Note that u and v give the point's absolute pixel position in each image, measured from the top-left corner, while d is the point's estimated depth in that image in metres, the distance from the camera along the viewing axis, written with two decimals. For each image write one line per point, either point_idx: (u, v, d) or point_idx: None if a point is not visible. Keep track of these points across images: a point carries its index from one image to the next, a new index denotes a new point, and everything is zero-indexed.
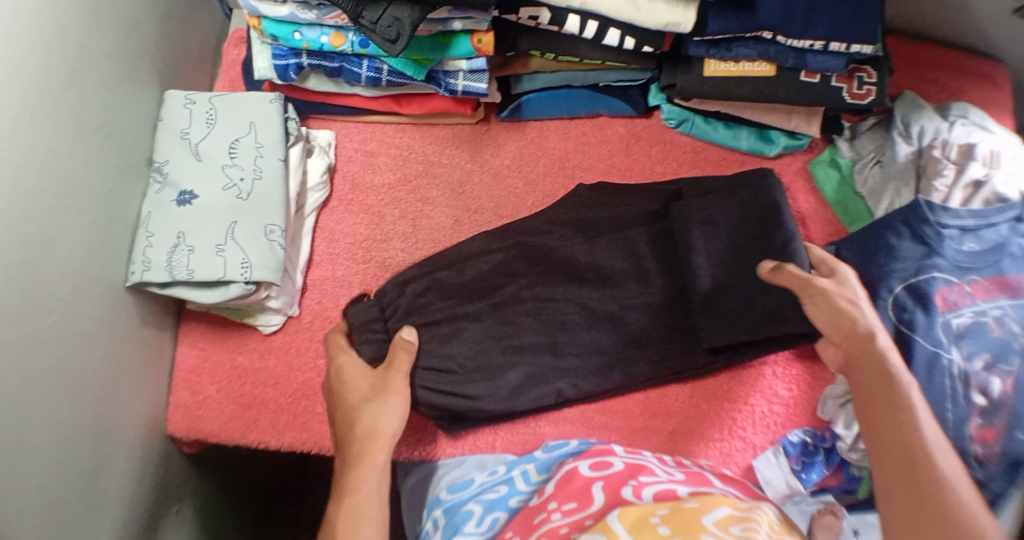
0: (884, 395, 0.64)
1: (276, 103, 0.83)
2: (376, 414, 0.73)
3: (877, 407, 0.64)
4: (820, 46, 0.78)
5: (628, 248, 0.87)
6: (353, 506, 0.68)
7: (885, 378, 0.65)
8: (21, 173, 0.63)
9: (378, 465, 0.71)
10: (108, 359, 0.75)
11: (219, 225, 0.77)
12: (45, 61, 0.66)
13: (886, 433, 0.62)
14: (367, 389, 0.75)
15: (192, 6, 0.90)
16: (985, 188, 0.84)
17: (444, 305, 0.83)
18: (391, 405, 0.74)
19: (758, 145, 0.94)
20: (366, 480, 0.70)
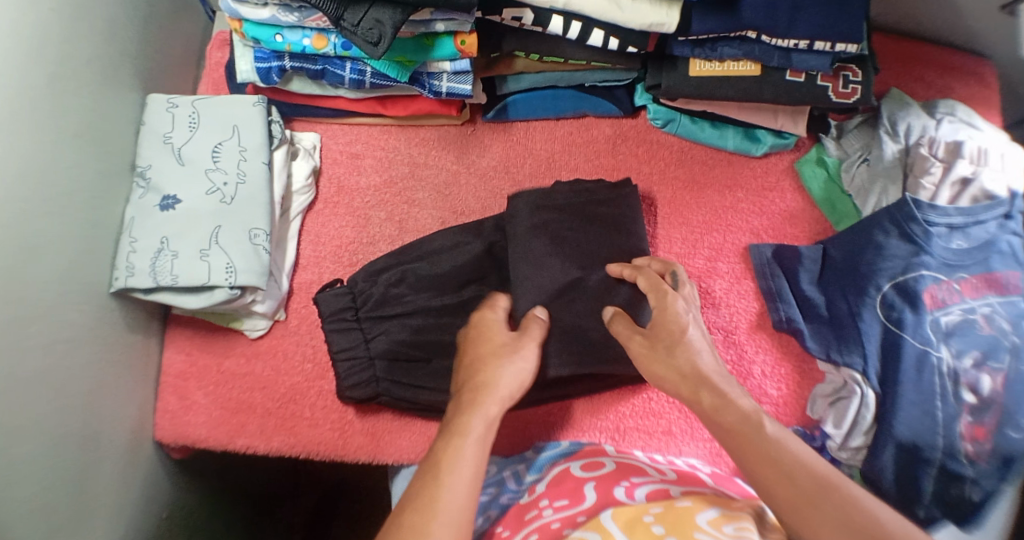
0: (749, 439, 0.63)
1: (259, 106, 0.83)
2: (499, 367, 0.71)
3: (750, 454, 0.62)
4: (804, 45, 0.78)
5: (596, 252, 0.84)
6: (458, 446, 0.63)
7: (740, 425, 0.64)
8: (2, 179, 0.63)
9: (488, 414, 0.67)
10: (94, 365, 0.74)
11: (203, 230, 0.77)
12: (26, 66, 0.66)
13: (773, 478, 0.60)
14: (507, 346, 0.74)
15: (176, 9, 0.90)
16: (972, 186, 0.85)
17: (421, 298, 0.84)
18: (515, 363, 0.72)
19: (743, 145, 0.94)
20: (470, 423, 0.65)
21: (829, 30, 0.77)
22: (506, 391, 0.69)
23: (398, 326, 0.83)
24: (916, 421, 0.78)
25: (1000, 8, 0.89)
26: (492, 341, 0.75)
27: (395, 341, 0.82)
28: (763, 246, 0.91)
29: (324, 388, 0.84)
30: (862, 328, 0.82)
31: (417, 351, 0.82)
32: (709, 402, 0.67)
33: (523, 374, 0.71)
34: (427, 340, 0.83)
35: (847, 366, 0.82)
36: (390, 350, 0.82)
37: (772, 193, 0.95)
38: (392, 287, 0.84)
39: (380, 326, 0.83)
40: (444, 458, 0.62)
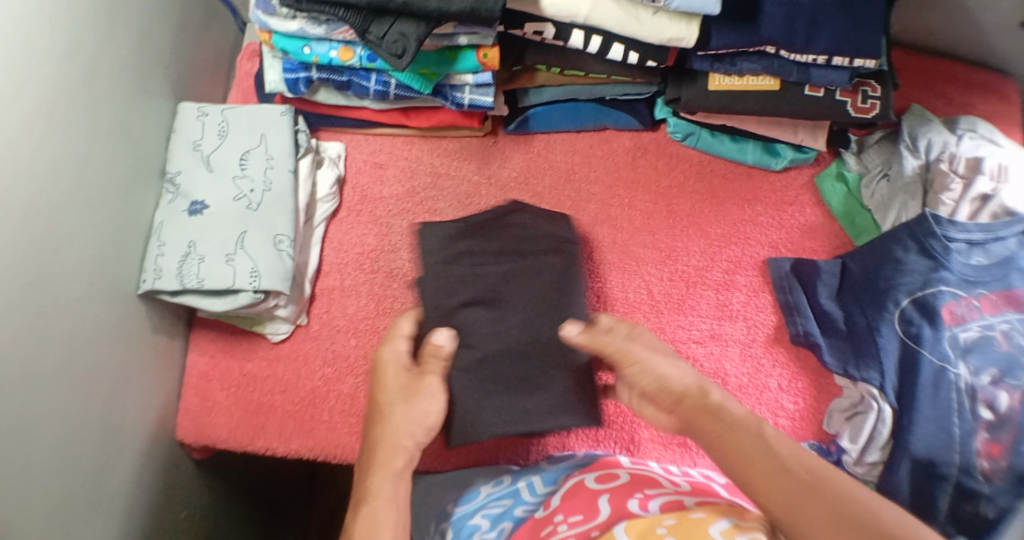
0: (739, 441, 0.63)
1: (286, 115, 0.84)
2: (411, 407, 0.72)
3: (737, 457, 0.62)
4: (823, 61, 0.78)
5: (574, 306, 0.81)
6: (375, 500, 0.66)
7: (737, 430, 0.64)
8: (39, 182, 0.65)
9: (396, 469, 0.69)
10: (119, 363, 0.76)
11: (229, 235, 0.79)
12: (63, 73, 0.68)
13: (752, 468, 0.61)
14: (401, 385, 0.74)
15: (208, 21, 0.92)
16: (992, 202, 0.84)
17: (485, 292, 0.81)
18: (424, 406, 0.72)
19: (764, 159, 0.94)
20: (383, 485, 0.67)
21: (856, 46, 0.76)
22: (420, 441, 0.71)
23: (469, 315, 0.80)
24: (933, 437, 0.78)
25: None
26: (398, 378, 0.74)
27: (468, 328, 0.80)
28: (781, 259, 0.91)
29: (343, 392, 0.85)
30: (880, 343, 0.82)
31: (485, 346, 0.79)
32: (714, 402, 0.68)
33: (433, 419, 0.73)
34: (494, 341, 0.80)
35: (864, 380, 0.82)
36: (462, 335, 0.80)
37: (791, 207, 0.95)
38: (467, 272, 0.82)
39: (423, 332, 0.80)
40: (364, 514, 0.65)
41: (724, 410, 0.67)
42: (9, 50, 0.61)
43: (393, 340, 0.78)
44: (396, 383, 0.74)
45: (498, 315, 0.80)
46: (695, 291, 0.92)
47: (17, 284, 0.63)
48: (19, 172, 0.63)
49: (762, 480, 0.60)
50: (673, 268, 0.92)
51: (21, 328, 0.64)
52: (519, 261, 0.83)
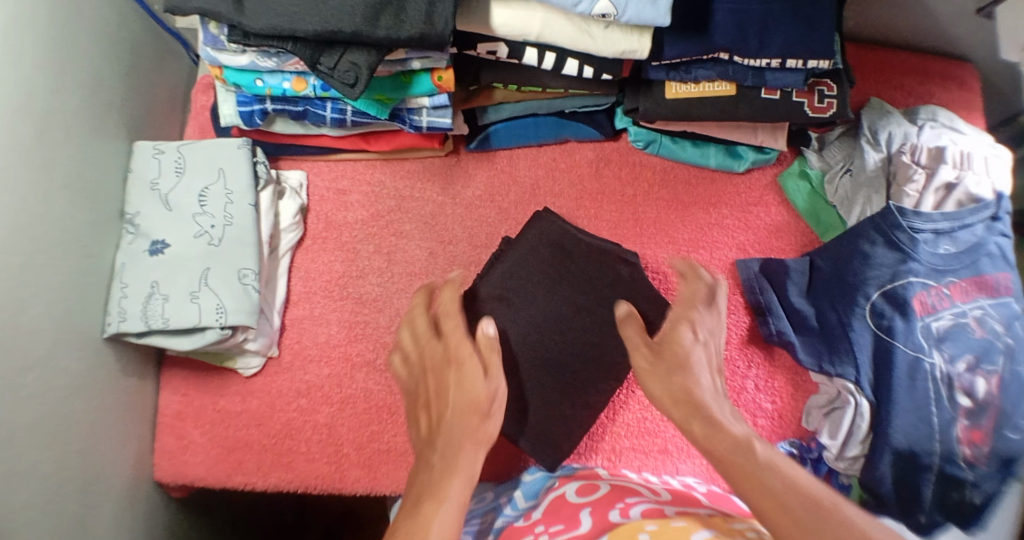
0: (742, 466, 0.62)
1: (244, 148, 0.83)
2: (474, 414, 0.69)
3: (742, 482, 0.61)
4: (777, 64, 0.78)
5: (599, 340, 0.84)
6: (437, 509, 0.60)
7: (736, 456, 0.63)
8: None
9: (466, 474, 0.64)
10: (91, 410, 0.75)
11: (193, 272, 0.78)
12: (15, 121, 0.66)
13: (758, 493, 0.59)
14: (479, 385, 0.71)
15: (161, 55, 0.90)
16: (957, 190, 0.85)
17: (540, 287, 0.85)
18: (483, 387, 0.71)
19: (725, 162, 0.94)
20: (451, 485, 0.62)
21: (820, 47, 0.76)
22: (480, 449, 0.67)
23: (518, 282, 0.84)
24: (913, 428, 0.79)
25: (977, 12, 0.90)
26: (468, 381, 0.71)
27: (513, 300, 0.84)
28: (750, 261, 0.92)
29: (319, 422, 0.85)
30: (853, 338, 0.82)
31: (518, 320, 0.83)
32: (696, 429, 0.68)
33: (489, 400, 0.71)
34: (529, 317, 0.83)
35: (840, 376, 0.82)
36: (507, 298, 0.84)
37: (757, 208, 0.96)
38: (542, 261, 0.86)
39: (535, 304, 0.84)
40: (427, 521, 0.59)
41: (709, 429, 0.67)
42: None
43: (461, 335, 0.76)
44: (464, 385, 0.71)
45: (541, 304, 0.84)
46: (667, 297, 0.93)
47: None
48: None
49: (772, 503, 0.57)
50: None
51: None
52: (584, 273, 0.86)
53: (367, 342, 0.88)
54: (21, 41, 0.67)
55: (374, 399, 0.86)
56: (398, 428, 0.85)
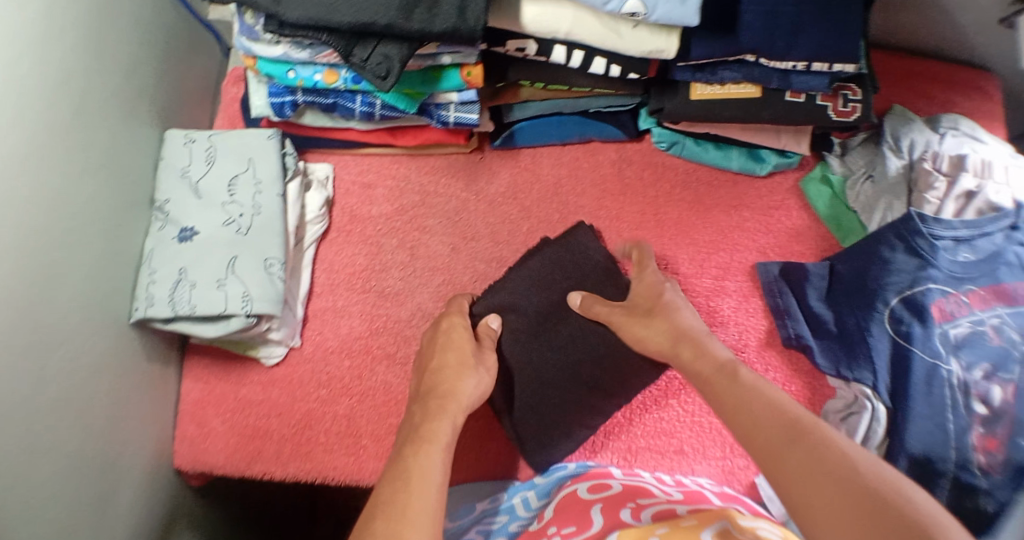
0: (726, 391, 0.66)
1: (274, 138, 0.84)
2: (463, 373, 0.74)
3: (729, 412, 0.65)
4: (803, 67, 0.77)
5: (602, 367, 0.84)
6: (427, 452, 0.64)
7: (733, 391, 0.66)
8: (32, 216, 0.65)
9: (453, 421, 0.69)
10: (116, 393, 0.76)
11: (220, 260, 0.79)
12: (53, 103, 0.67)
13: (744, 419, 0.63)
14: (472, 357, 0.77)
15: (195, 47, 0.92)
16: (977, 198, 0.85)
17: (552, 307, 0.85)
18: (478, 375, 0.76)
19: (748, 165, 0.95)
20: (438, 429, 0.67)
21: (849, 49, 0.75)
22: (467, 403, 0.72)
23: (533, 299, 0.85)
24: (928, 435, 0.79)
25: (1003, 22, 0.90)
26: (461, 350, 0.77)
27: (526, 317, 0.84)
28: (770, 264, 0.92)
29: (339, 412, 0.85)
30: (872, 343, 0.82)
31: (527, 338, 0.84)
32: (690, 354, 0.72)
33: (481, 387, 0.75)
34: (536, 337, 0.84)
35: (857, 381, 0.82)
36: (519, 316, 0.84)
37: (778, 212, 0.96)
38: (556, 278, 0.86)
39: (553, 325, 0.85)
40: (416, 461, 0.63)
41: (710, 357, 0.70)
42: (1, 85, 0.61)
43: (456, 312, 0.82)
44: (457, 353, 0.77)
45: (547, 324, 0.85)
46: (685, 298, 0.93)
47: (15, 320, 0.63)
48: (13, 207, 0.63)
49: (752, 427, 0.61)
50: None
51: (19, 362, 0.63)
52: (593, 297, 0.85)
53: (389, 336, 0.88)
54: (61, 25, 0.68)
55: (395, 391, 0.86)
56: None
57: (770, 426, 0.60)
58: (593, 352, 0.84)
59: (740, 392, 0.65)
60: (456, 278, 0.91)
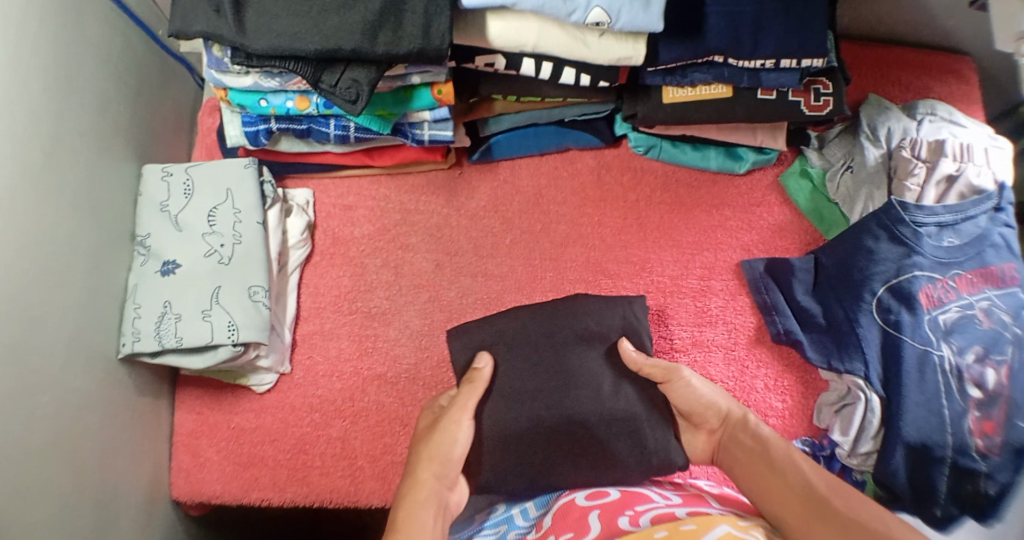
0: (761, 463, 0.66)
1: (251, 167, 0.84)
2: (430, 448, 0.72)
3: (758, 481, 0.65)
4: (771, 65, 0.77)
5: (616, 411, 0.78)
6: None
7: (761, 450, 0.67)
8: (6, 259, 0.65)
9: (425, 506, 0.67)
10: (106, 430, 0.76)
11: (204, 291, 0.79)
12: (21, 148, 0.67)
13: (775, 489, 0.63)
14: (438, 430, 0.75)
15: (167, 80, 0.92)
16: (958, 182, 0.85)
17: (570, 350, 0.81)
18: (447, 442, 0.73)
19: (727, 163, 0.95)
20: (409, 517, 0.65)
21: (815, 45, 0.75)
22: (434, 476, 0.70)
23: (552, 341, 0.81)
24: (924, 421, 0.79)
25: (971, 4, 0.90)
26: (428, 430, 0.76)
27: (540, 357, 0.80)
28: (755, 261, 0.92)
29: (332, 435, 0.85)
30: (861, 334, 0.82)
31: (536, 382, 0.79)
32: (744, 418, 0.71)
33: (452, 454, 0.72)
34: (546, 380, 0.79)
35: (849, 373, 0.82)
36: (532, 359, 0.80)
37: (759, 208, 0.96)
38: (581, 326, 0.82)
39: (555, 359, 0.80)
40: None
41: (750, 426, 0.70)
42: None
43: (429, 407, 0.81)
44: (428, 433, 0.75)
45: (561, 367, 0.80)
46: (671, 301, 0.93)
47: None
48: None
49: (788, 503, 0.62)
50: (647, 282, 0.93)
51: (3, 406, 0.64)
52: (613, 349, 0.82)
53: (377, 356, 0.89)
54: (26, 69, 0.68)
55: (387, 411, 0.86)
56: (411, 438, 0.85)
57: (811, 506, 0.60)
58: (610, 398, 0.79)
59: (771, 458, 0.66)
60: (441, 294, 0.92)
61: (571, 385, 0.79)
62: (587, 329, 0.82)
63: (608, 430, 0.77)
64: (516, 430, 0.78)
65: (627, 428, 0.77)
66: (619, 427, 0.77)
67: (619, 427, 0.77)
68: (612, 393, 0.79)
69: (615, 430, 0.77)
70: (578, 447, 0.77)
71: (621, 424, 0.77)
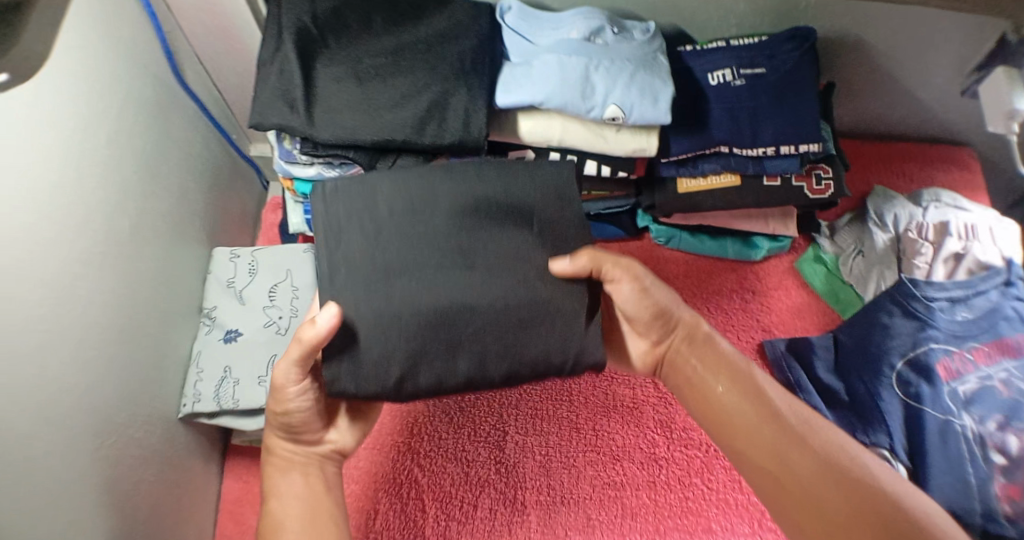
0: (744, 409, 0.66)
1: (308, 251, 0.95)
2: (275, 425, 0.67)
3: (722, 417, 0.67)
4: (772, 152, 0.86)
5: (498, 295, 0.62)
6: None
7: (750, 396, 0.66)
8: (94, 309, 0.72)
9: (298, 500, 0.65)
10: (160, 485, 0.80)
11: (261, 358, 0.87)
12: (114, 216, 0.76)
13: (754, 432, 0.64)
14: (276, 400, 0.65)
15: (238, 181, 1.06)
16: (966, 259, 0.92)
17: (472, 225, 0.63)
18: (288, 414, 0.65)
19: (743, 251, 1.02)
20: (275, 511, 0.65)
21: (809, 133, 0.84)
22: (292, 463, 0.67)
23: (432, 221, 0.63)
24: (950, 488, 0.77)
25: (962, 92, 0.97)
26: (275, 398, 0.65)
27: (421, 233, 0.62)
28: (776, 340, 0.96)
29: (373, 508, 0.88)
30: (884, 407, 0.84)
31: (410, 257, 0.62)
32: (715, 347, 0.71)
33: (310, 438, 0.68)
34: (428, 256, 0.62)
35: (874, 445, 0.82)
36: (402, 233, 0.62)
37: (777, 291, 1.02)
38: (489, 201, 0.64)
39: (451, 233, 0.63)
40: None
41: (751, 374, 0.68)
42: (73, 193, 0.70)
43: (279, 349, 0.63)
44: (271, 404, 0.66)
45: (442, 243, 0.63)
46: None
47: (75, 401, 0.68)
48: (78, 301, 0.70)
49: (767, 448, 0.62)
50: None
51: (80, 444, 0.68)
52: (529, 227, 0.65)
53: (415, 429, 0.93)
54: (124, 152, 0.79)
55: (422, 485, 0.90)
56: (434, 517, 0.88)
57: (793, 444, 0.62)
58: (501, 301, 0.63)
59: (780, 432, 0.63)
60: None
61: (465, 271, 0.62)
62: (494, 197, 0.64)
63: (490, 337, 0.63)
64: (371, 318, 0.61)
65: (511, 323, 0.63)
66: (494, 329, 0.62)
67: (488, 320, 0.62)
68: (499, 272, 0.63)
69: (507, 332, 0.63)
70: (466, 291, 0.62)
71: (490, 321, 0.62)
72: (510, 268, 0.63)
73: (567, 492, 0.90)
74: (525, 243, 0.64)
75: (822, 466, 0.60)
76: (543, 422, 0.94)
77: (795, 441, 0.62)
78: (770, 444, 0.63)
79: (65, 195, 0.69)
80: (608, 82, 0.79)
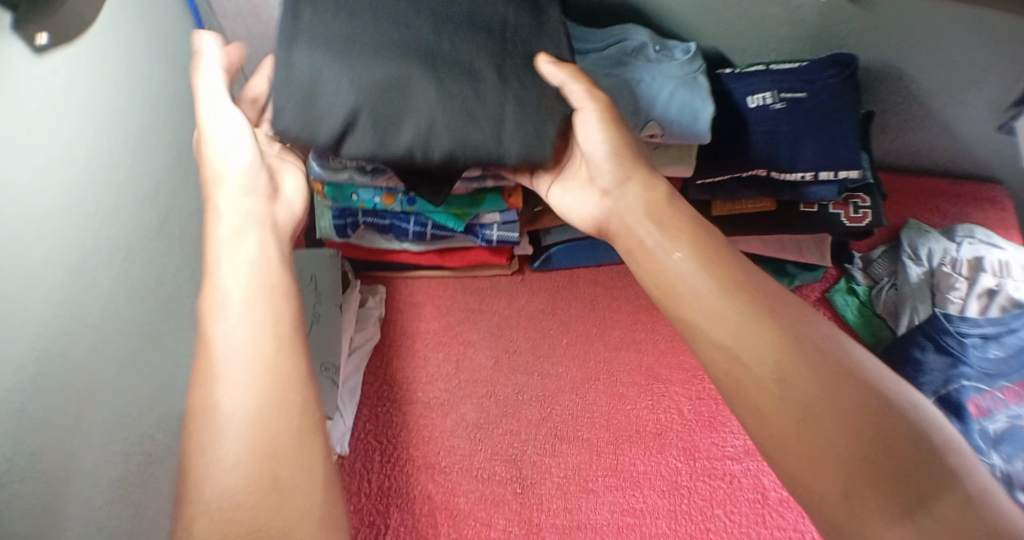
0: (827, 382, 0.53)
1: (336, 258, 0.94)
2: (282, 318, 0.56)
3: (788, 388, 0.53)
4: (811, 177, 0.84)
5: (466, 106, 0.68)
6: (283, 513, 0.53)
7: (822, 367, 0.53)
8: (114, 299, 0.70)
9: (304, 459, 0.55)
10: (169, 485, 0.77)
11: None
12: (141, 206, 0.75)
13: (823, 413, 0.51)
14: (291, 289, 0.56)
15: None
16: (999, 296, 0.91)
17: (440, 48, 0.68)
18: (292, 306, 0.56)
19: (775, 279, 1.00)
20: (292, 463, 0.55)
21: (850, 159, 0.83)
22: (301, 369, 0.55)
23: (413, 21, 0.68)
24: None
25: (997, 129, 0.96)
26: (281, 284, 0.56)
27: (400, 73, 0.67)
28: None
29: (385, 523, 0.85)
30: None
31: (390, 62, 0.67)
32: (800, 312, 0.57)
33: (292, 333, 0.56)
34: (395, 65, 0.67)
35: None
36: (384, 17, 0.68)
37: None
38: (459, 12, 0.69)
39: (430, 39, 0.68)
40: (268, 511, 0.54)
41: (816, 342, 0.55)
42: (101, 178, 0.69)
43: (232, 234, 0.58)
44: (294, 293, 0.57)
45: (407, 61, 0.67)
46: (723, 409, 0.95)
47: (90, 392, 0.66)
48: (101, 290, 0.68)
49: (838, 431, 0.51)
50: (699, 388, 0.96)
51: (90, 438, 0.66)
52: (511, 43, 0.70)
53: (431, 444, 0.91)
54: (156, 144, 0.78)
55: (435, 501, 0.87)
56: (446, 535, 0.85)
57: (869, 433, 0.50)
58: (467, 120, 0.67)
59: (836, 377, 0.53)
60: (499, 390, 0.95)
61: (432, 99, 0.67)
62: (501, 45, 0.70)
63: (456, 141, 0.68)
64: (344, 84, 0.66)
65: (484, 117, 0.68)
66: (484, 114, 0.68)
67: (465, 132, 0.68)
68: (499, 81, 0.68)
69: (466, 135, 0.68)
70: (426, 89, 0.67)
71: (472, 128, 0.68)
72: (477, 95, 0.68)
73: (585, 517, 0.87)
74: (490, 74, 0.68)
75: (897, 465, 0.49)
76: (562, 444, 0.91)
77: (876, 429, 0.50)
78: (843, 430, 0.51)
79: (94, 179, 0.68)
80: (647, 99, 0.78)
